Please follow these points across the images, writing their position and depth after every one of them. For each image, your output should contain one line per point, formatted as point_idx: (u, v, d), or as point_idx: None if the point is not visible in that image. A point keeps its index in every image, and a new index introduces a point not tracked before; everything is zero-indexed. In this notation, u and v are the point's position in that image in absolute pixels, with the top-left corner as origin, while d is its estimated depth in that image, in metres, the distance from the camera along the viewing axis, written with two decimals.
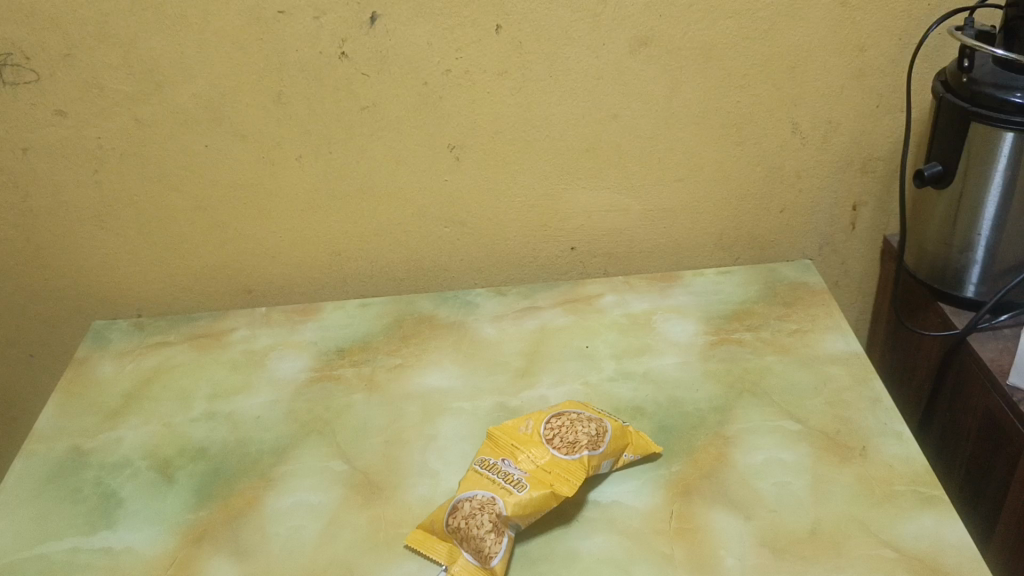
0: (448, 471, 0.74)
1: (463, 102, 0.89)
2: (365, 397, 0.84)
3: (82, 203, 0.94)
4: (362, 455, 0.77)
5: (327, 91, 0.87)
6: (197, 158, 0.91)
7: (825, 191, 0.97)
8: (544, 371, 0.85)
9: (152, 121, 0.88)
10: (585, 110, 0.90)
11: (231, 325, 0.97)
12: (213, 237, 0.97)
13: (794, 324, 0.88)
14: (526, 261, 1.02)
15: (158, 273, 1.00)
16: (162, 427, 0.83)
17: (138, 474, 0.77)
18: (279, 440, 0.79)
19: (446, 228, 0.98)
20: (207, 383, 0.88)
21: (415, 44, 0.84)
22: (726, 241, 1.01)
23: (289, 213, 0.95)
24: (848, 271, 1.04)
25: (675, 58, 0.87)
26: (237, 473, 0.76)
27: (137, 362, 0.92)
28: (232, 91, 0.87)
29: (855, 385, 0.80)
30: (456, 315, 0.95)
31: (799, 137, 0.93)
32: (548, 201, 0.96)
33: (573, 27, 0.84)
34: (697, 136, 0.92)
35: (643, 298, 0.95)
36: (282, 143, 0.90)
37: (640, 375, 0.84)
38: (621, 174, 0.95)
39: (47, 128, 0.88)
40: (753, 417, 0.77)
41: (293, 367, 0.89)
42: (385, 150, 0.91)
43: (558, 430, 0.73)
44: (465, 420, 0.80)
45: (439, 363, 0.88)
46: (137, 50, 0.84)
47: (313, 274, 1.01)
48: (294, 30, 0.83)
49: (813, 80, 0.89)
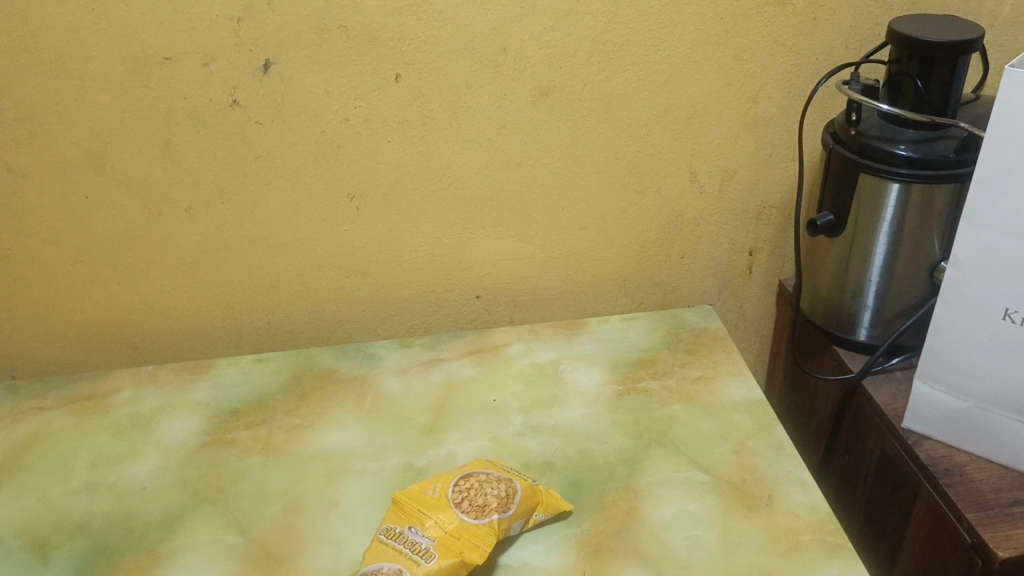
0: (352, 538, 0.71)
1: (363, 152, 0.86)
2: (262, 460, 0.80)
3: None
4: (259, 525, 0.72)
5: (219, 140, 0.83)
6: (77, 209, 0.85)
7: (723, 238, 0.99)
8: (451, 427, 0.83)
9: (27, 170, 0.83)
10: (488, 159, 0.89)
11: (115, 385, 0.91)
12: (95, 291, 0.91)
13: (698, 371, 0.89)
14: (430, 311, 0.99)
15: (34, 330, 0.93)
16: (37, 501, 0.76)
17: (9, 556, 0.71)
18: (168, 512, 0.74)
19: (347, 279, 0.95)
20: (88, 450, 0.82)
21: (312, 93, 0.82)
22: (630, 287, 1.01)
23: (178, 265, 0.91)
24: (747, 315, 1.06)
25: (576, 108, 0.87)
26: (122, 550, 0.71)
27: (8, 429, 0.85)
28: (115, 139, 0.82)
29: (759, 432, 0.81)
30: (357, 370, 0.92)
31: (698, 186, 0.95)
32: (453, 250, 0.95)
33: (474, 77, 0.84)
34: (600, 184, 0.93)
35: (550, 347, 0.94)
36: (170, 193, 0.86)
37: (549, 429, 0.82)
38: (525, 222, 0.94)
39: None
40: (662, 469, 0.77)
41: (183, 431, 0.84)
42: (282, 200, 0.88)
43: (466, 493, 0.70)
44: (369, 483, 0.77)
45: (341, 421, 0.84)
46: (8, 96, 0.78)
47: (205, 328, 0.96)
48: (182, 76, 0.79)
49: (709, 130, 0.91)
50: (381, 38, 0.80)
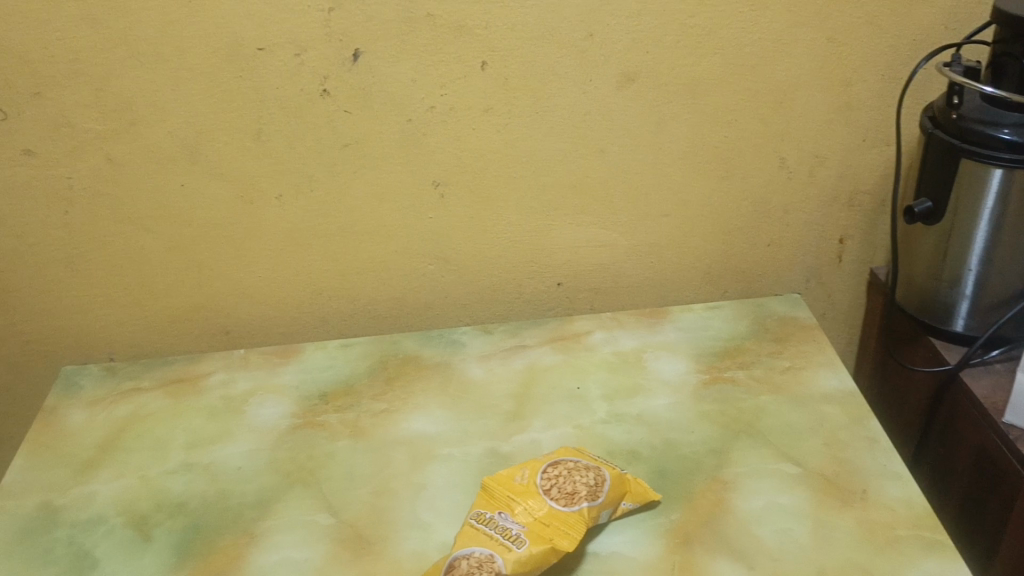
0: (441, 523, 0.72)
1: (448, 140, 0.87)
2: (350, 444, 0.81)
3: (51, 245, 0.90)
4: (350, 507, 0.74)
5: (308, 129, 0.85)
6: (172, 197, 0.88)
7: (812, 225, 0.97)
8: (535, 414, 0.83)
9: (126, 160, 0.85)
10: (572, 146, 0.89)
11: (208, 369, 0.93)
12: (188, 278, 0.94)
13: (786, 361, 0.87)
14: (511, 298, 0.99)
15: (130, 316, 0.96)
16: (138, 480, 0.79)
17: (114, 532, 0.73)
18: (262, 493, 0.76)
19: (430, 265, 0.95)
20: (184, 431, 0.85)
21: (399, 81, 0.83)
22: (714, 274, 1.00)
23: (268, 252, 0.93)
24: (835, 304, 1.04)
25: (663, 93, 0.86)
26: (219, 528, 0.73)
27: (109, 410, 0.88)
28: (209, 129, 0.84)
29: (852, 424, 0.79)
30: (441, 356, 0.92)
31: (786, 171, 0.92)
32: (534, 237, 0.95)
33: (560, 63, 0.83)
34: (685, 171, 0.91)
35: (633, 335, 0.93)
36: (261, 182, 0.88)
37: (633, 418, 0.82)
38: (607, 209, 0.93)
39: (13, 169, 0.85)
40: (751, 460, 0.76)
41: (274, 414, 0.86)
42: (368, 188, 0.89)
43: (554, 480, 0.70)
44: (455, 468, 0.77)
45: (426, 407, 0.85)
46: (109, 88, 0.81)
47: (292, 313, 0.98)
48: (275, 67, 0.81)
49: (800, 114, 0.89)
50: (467, 26, 0.80)
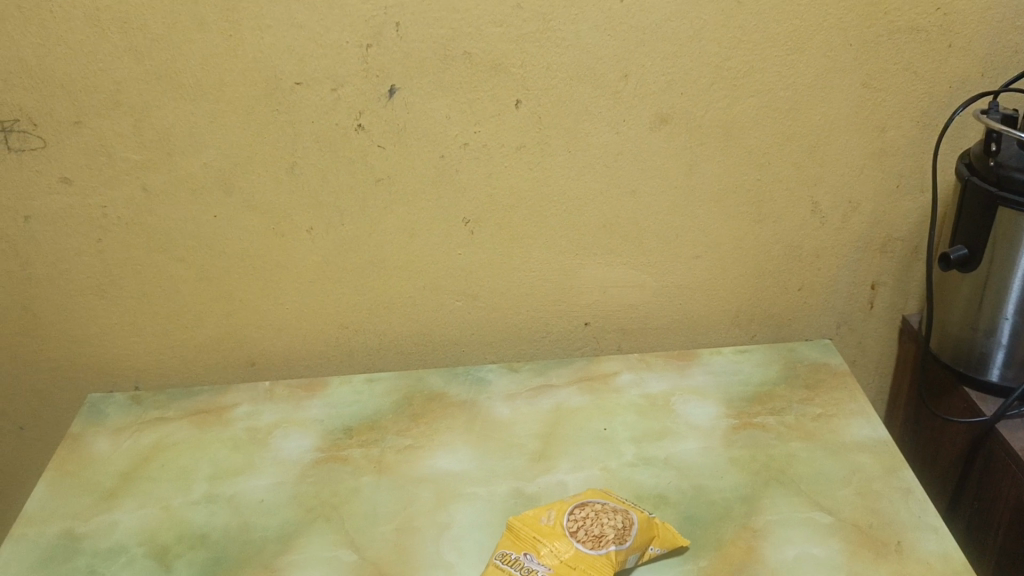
0: (464, 563, 0.70)
1: (480, 177, 0.87)
2: (374, 480, 0.80)
3: (83, 272, 0.90)
4: (373, 544, 0.73)
5: (342, 163, 0.85)
6: (206, 228, 0.89)
7: (844, 271, 0.96)
8: (561, 455, 0.82)
9: (161, 190, 0.86)
10: (604, 186, 0.89)
11: (233, 400, 0.93)
12: (218, 308, 0.94)
13: (818, 408, 0.85)
14: (539, 337, 0.99)
15: (158, 345, 0.96)
16: (161, 510, 0.79)
17: (134, 563, 0.73)
18: (284, 527, 0.76)
19: (458, 302, 0.95)
20: (208, 462, 0.84)
21: (434, 118, 0.83)
22: (744, 318, 0.99)
23: (297, 284, 0.93)
24: (867, 351, 1.02)
25: (696, 135, 0.86)
26: (241, 562, 0.72)
27: (134, 439, 0.88)
28: (245, 161, 0.85)
29: (885, 474, 0.77)
30: (467, 394, 0.92)
31: (819, 216, 0.92)
32: (563, 276, 0.94)
33: (594, 103, 0.84)
34: (716, 213, 0.91)
35: (661, 377, 0.92)
36: (293, 215, 0.88)
37: (661, 462, 0.80)
38: (638, 250, 0.93)
39: (50, 197, 0.86)
40: (782, 509, 0.74)
41: (298, 447, 0.85)
42: (399, 223, 0.89)
43: (582, 522, 0.69)
44: (479, 507, 0.76)
45: (451, 444, 0.84)
46: (148, 118, 0.82)
47: (319, 347, 0.97)
48: (311, 101, 0.82)
49: (833, 159, 0.88)
50: (503, 64, 0.81)
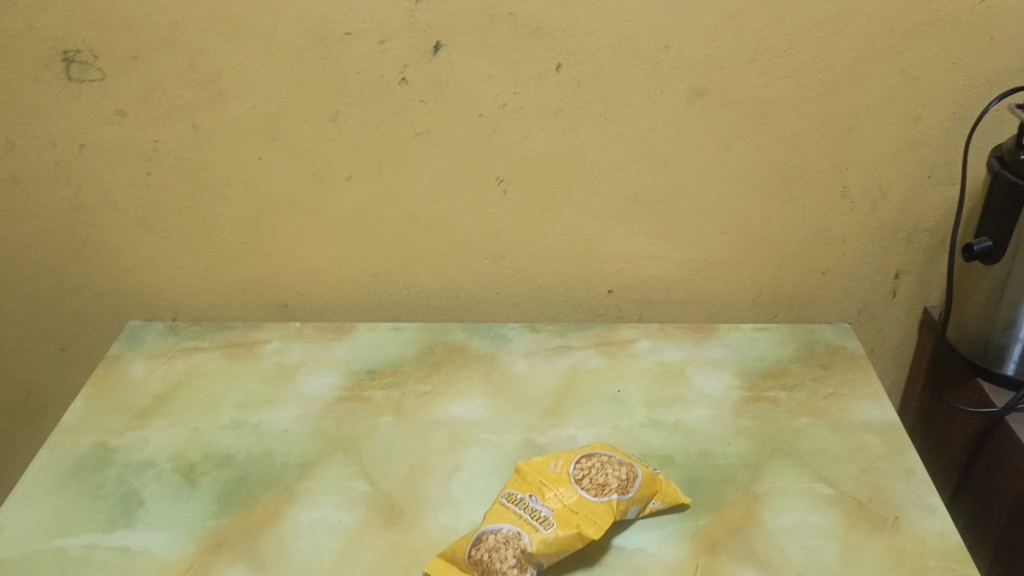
0: (471, 503, 0.74)
1: (516, 137, 0.89)
2: (392, 420, 0.84)
3: (131, 203, 0.94)
4: (387, 478, 0.77)
5: (384, 115, 0.88)
6: (250, 169, 0.92)
7: (868, 258, 0.97)
8: (574, 412, 0.85)
9: (210, 129, 0.90)
10: (636, 155, 0.91)
11: (264, 337, 0.97)
12: (256, 248, 0.98)
13: (830, 387, 0.87)
14: (562, 301, 1.01)
15: (197, 279, 1.00)
16: (189, 431, 0.83)
17: (162, 477, 0.77)
18: (304, 456, 0.79)
19: (486, 261, 0.98)
20: (237, 392, 0.88)
21: (476, 77, 0.86)
22: (765, 297, 1.00)
23: (333, 230, 0.96)
24: (885, 340, 1.03)
25: (731, 111, 0.88)
26: (261, 484, 0.76)
27: (168, 365, 0.92)
28: (291, 106, 0.88)
29: (890, 454, 0.78)
30: (487, 348, 0.94)
31: (847, 201, 0.93)
32: (591, 242, 0.97)
33: (633, 72, 0.85)
34: (745, 190, 0.93)
35: (678, 347, 0.94)
36: (334, 162, 0.91)
37: (671, 426, 0.82)
38: (665, 221, 0.95)
39: (105, 127, 0.89)
40: (784, 478, 0.76)
41: (322, 385, 0.89)
42: (435, 177, 0.92)
43: (587, 471, 0.71)
44: (490, 453, 0.79)
45: (469, 394, 0.87)
46: (202, 58, 0.85)
47: (349, 294, 1.01)
48: (359, 52, 0.84)
49: (866, 145, 0.89)
50: (547, 28, 0.83)
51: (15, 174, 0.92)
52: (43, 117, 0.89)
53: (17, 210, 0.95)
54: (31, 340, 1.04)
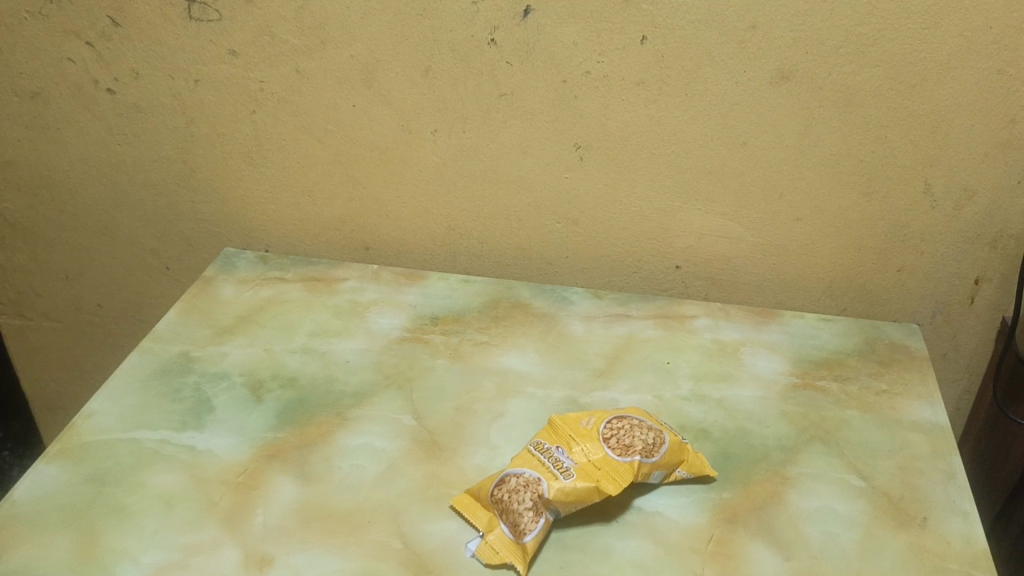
0: (506, 447, 0.78)
1: (596, 106, 0.92)
2: (447, 363, 0.88)
3: (237, 138, 1.02)
4: (432, 416, 0.81)
5: (472, 74, 0.92)
6: (344, 116, 0.98)
7: (947, 260, 0.95)
8: (621, 376, 0.87)
9: (311, 74, 0.95)
10: (715, 133, 0.91)
11: (343, 275, 1.03)
12: (344, 191, 1.03)
13: (884, 384, 0.86)
14: (630, 271, 1.03)
15: (289, 216, 1.07)
16: (263, 351, 0.90)
17: (233, 388, 0.84)
18: (361, 385, 0.85)
19: (558, 224, 1.01)
20: (311, 321, 0.95)
21: (562, 43, 0.88)
22: (836, 289, 0.99)
23: (416, 181, 1.01)
24: (959, 346, 1.01)
25: (815, 97, 0.87)
26: (318, 406, 0.82)
27: (254, 290, 1.00)
28: (387, 59, 0.93)
29: (932, 456, 0.77)
30: (549, 308, 0.98)
31: (930, 199, 0.92)
32: (662, 216, 0.98)
33: (717, 50, 0.86)
34: (824, 178, 0.92)
35: (736, 328, 0.95)
36: (422, 116, 0.96)
37: (713, 401, 0.84)
38: (739, 201, 0.95)
39: (218, 65, 0.97)
40: (818, 465, 0.76)
41: (389, 324, 0.94)
42: (515, 138, 0.95)
43: (617, 431, 0.74)
44: (533, 405, 0.83)
45: (523, 348, 0.91)
46: (309, 7, 0.91)
47: (426, 243, 1.06)
48: (452, 12, 0.88)
49: (955, 143, 0.88)
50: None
51: (138, 102, 1.01)
52: (165, 52, 0.97)
53: (137, 135, 1.04)
54: (141, 256, 1.14)
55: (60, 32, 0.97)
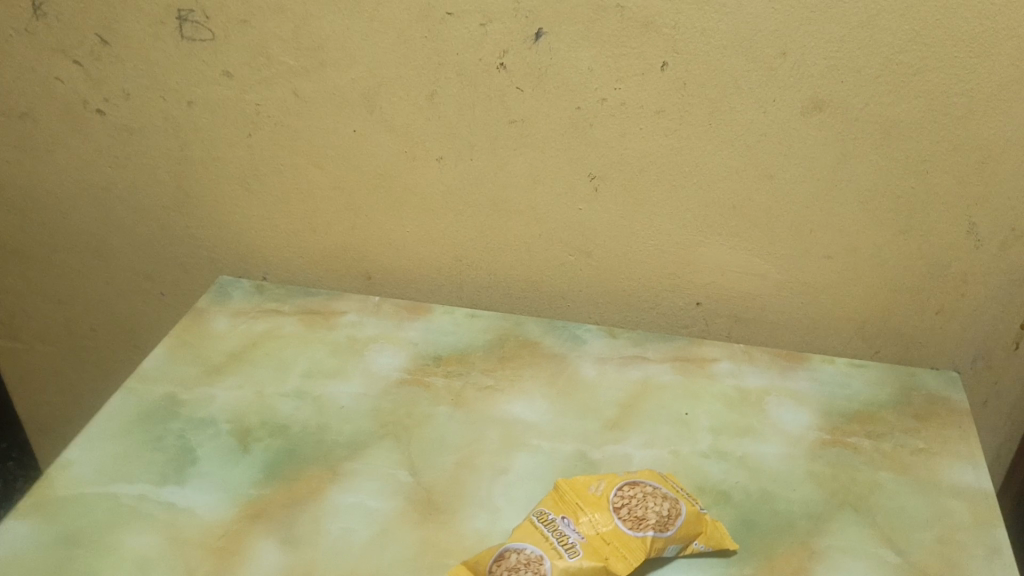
0: (510, 510, 0.72)
1: (613, 134, 0.85)
2: (449, 411, 0.83)
3: (232, 162, 0.96)
4: (430, 472, 0.76)
5: (479, 99, 0.86)
6: (344, 141, 0.92)
7: (991, 302, 0.88)
8: (635, 429, 0.81)
9: (309, 97, 0.89)
10: (741, 164, 0.84)
11: (343, 307, 0.98)
12: (345, 218, 0.97)
13: (921, 443, 0.80)
14: (647, 308, 0.96)
15: (286, 243, 1.01)
16: (254, 394, 0.84)
17: (220, 437, 0.79)
18: (356, 435, 0.80)
19: (571, 257, 0.94)
20: (306, 360, 0.89)
21: (576, 68, 0.82)
22: (869, 330, 0.93)
23: (420, 210, 0.95)
24: (1001, 392, 0.94)
25: (850, 128, 0.80)
26: (309, 459, 0.77)
27: (248, 323, 0.94)
28: (389, 82, 0.87)
29: (975, 528, 0.71)
30: (559, 347, 0.92)
31: (973, 239, 0.85)
32: (683, 251, 0.91)
33: (745, 77, 0.79)
34: (858, 214, 0.85)
35: (760, 374, 0.88)
36: (426, 142, 0.90)
37: (735, 459, 0.77)
38: (766, 237, 0.89)
39: (212, 87, 0.91)
40: (849, 536, 0.70)
41: (388, 364, 0.89)
42: (526, 167, 0.89)
43: (628, 500, 0.68)
44: (539, 461, 0.77)
45: (531, 394, 0.85)
46: (307, 26, 0.85)
47: (430, 274, 1.00)
48: (458, 34, 0.82)
49: (1003, 179, 0.81)
50: (656, 23, 0.78)
51: (129, 124, 0.96)
52: (156, 72, 0.91)
53: (128, 158, 0.98)
54: (135, 281, 1.09)
55: (48, 50, 0.92)
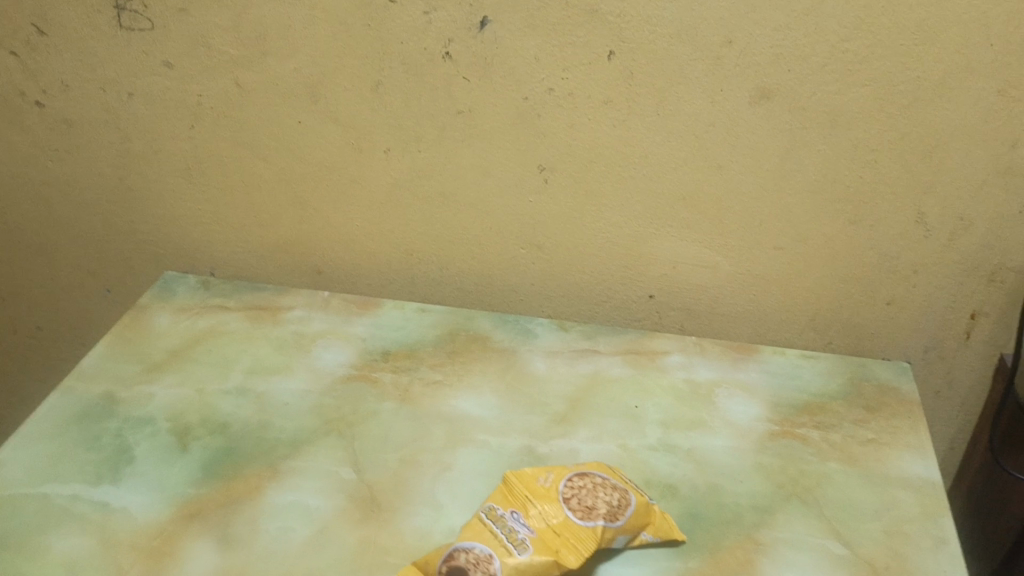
0: (453, 507, 0.70)
1: (561, 125, 0.84)
2: (394, 407, 0.81)
3: (175, 155, 0.94)
4: (373, 469, 0.74)
5: (425, 89, 0.84)
6: (289, 133, 0.90)
7: (941, 292, 0.88)
8: (583, 423, 0.80)
9: (252, 88, 0.87)
10: (691, 155, 0.83)
11: (290, 303, 0.96)
12: (291, 212, 0.96)
13: (871, 433, 0.79)
14: (600, 301, 0.96)
15: (233, 238, 0.99)
16: (195, 392, 0.82)
17: (158, 436, 0.77)
18: (299, 432, 0.78)
19: (522, 251, 0.93)
20: (250, 357, 0.87)
21: (522, 57, 0.81)
22: (821, 321, 0.92)
23: (368, 204, 0.93)
24: (953, 382, 0.94)
25: (797, 117, 0.80)
26: (249, 458, 0.75)
27: (192, 320, 0.92)
28: (333, 72, 0.85)
29: (921, 520, 0.70)
30: (510, 341, 0.91)
31: (922, 229, 0.84)
32: (634, 243, 0.90)
33: (691, 67, 0.78)
34: (807, 205, 0.85)
35: (712, 366, 0.88)
36: (372, 134, 0.88)
37: (683, 452, 0.76)
38: (716, 228, 0.88)
39: (152, 78, 0.89)
40: (796, 528, 0.69)
41: (335, 360, 0.87)
42: (474, 159, 0.88)
43: (578, 491, 0.67)
44: (485, 456, 0.75)
45: (479, 388, 0.84)
46: (247, 15, 0.83)
47: (381, 269, 0.98)
48: (402, 22, 0.81)
49: (951, 169, 0.81)
50: (601, 11, 0.77)
51: (68, 116, 0.93)
52: (95, 62, 0.89)
53: (69, 152, 0.96)
54: (79, 278, 1.06)
55: None
